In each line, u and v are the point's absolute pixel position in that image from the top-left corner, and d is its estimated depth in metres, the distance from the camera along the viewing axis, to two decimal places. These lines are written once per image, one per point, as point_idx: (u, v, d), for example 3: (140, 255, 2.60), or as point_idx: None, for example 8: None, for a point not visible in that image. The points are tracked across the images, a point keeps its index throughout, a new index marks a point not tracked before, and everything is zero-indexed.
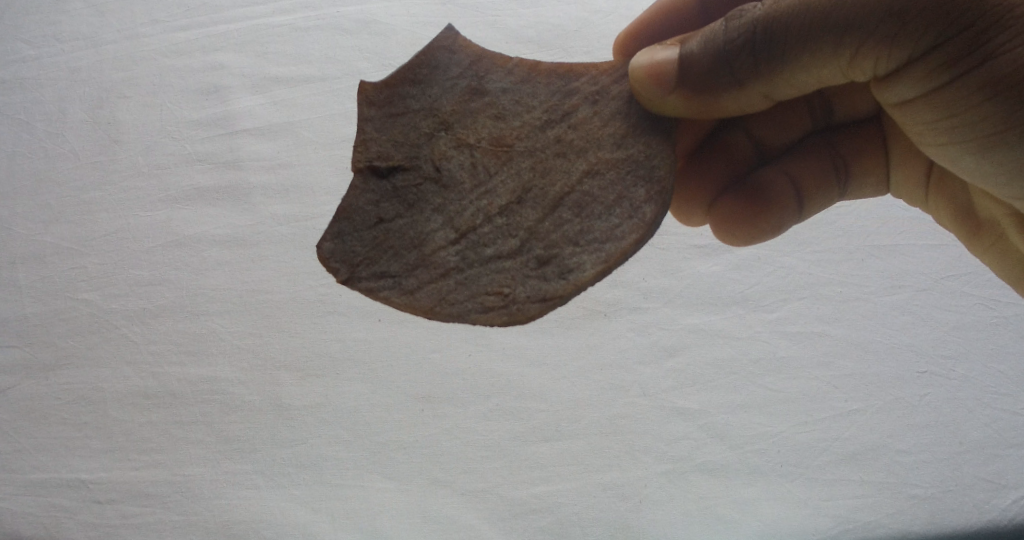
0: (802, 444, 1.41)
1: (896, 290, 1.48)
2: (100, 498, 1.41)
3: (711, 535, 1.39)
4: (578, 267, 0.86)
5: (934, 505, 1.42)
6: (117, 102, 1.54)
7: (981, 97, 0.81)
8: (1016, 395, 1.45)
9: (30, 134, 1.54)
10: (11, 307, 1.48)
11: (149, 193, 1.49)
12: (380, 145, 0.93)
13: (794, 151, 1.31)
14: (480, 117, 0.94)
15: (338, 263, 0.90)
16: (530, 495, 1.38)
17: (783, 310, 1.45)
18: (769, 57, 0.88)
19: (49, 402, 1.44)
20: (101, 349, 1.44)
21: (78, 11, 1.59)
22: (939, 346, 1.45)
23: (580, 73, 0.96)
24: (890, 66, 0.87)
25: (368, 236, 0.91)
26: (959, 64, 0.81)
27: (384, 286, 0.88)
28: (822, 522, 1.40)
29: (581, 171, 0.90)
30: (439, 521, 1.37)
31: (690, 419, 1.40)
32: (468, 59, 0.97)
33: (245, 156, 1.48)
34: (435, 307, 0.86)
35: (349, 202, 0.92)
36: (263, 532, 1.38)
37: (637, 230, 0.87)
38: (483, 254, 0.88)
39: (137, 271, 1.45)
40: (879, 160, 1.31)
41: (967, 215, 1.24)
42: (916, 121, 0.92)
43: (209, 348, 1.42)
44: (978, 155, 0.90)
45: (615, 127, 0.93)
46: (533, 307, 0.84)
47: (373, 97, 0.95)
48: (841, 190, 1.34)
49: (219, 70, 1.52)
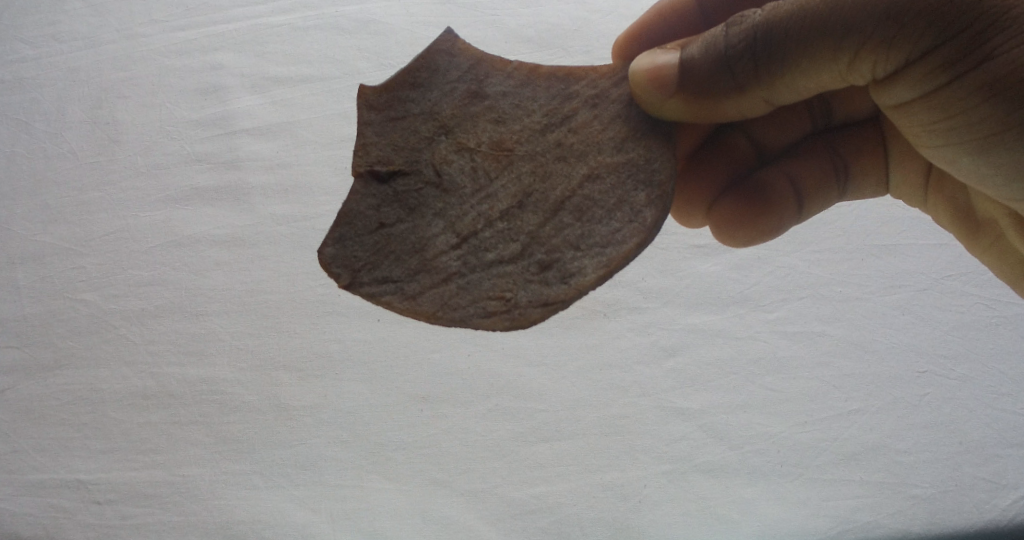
0: (802, 444, 1.40)
1: (895, 290, 1.47)
2: (99, 499, 1.41)
3: (711, 535, 1.39)
4: (580, 272, 0.86)
5: (934, 506, 1.42)
6: (116, 102, 1.53)
7: (979, 99, 0.81)
8: (1016, 395, 1.45)
9: (30, 135, 1.54)
10: (11, 307, 1.48)
11: (148, 193, 1.49)
12: (380, 150, 0.93)
13: (794, 153, 1.31)
14: (480, 121, 0.94)
15: (339, 268, 0.90)
16: (530, 495, 1.38)
17: (783, 310, 1.45)
18: (769, 61, 0.88)
19: (49, 402, 1.44)
20: (100, 349, 1.44)
21: (77, 11, 1.59)
22: (940, 346, 1.45)
23: (580, 76, 0.96)
24: (888, 68, 0.87)
25: (370, 240, 0.90)
26: (956, 66, 0.80)
27: (386, 292, 0.88)
28: (822, 522, 1.40)
29: (581, 175, 0.90)
30: (439, 521, 1.37)
31: (690, 419, 1.39)
32: (468, 62, 0.97)
33: (245, 155, 1.48)
34: (438, 312, 0.86)
35: (349, 207, 0.92)
36: (262, 532, 1.38)
37: (637, 234, 0.87)
38: (485, 259, 0.88)
39: (137, 271, 1.45)
40: (879, 161, 1.31)
41: (966, 215, 1.24)
42: (915, 122, 0.92)
43: (209, 348, 1.42)
44: (977, 156, 0.90)
45: (615, 130, 0.93)
46: (535, 312, 0.85)
47: (373, 101, 0.95)
48: (841, 192, 1.34)
49: (218, 69, 1.52)
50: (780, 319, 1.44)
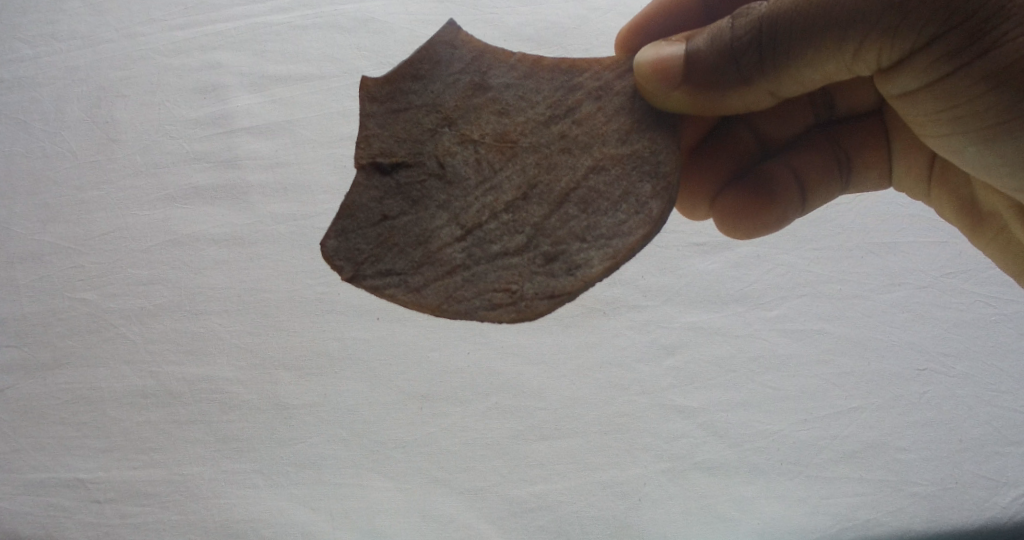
0: (802, 442, 1.40)
1: (896, 288, 1.47)
2: (100, 498, 1.41)
3: (709, 533, 1.39)
4: (587, 263, 0.86)
5: (933, 503, 1.42)
6: (115, 101, 1.53)
7: (983, 88, 0.81)
8: (1016, 393, 1.45)
9: (28, 134, 1.54)
10: (10, 307, 1.48)
11: (148, 192, 1.49)
12: (383, 141, 0.93)
13: (796, 145, 1.31)
14: (483, 113, 0.93)
15: (341, 261, 0.90)
16: (531, 493, 1.38)
17: (783, 307, 1.44)
18: (775, 53, 0.88)
19: (49, 402, 1.44)
20: (100, 348, 1.44)
21: (76, 10, 1.58)
22: (939, 344, 1.45)
23: (584, 69, 0.96)
24: (893, 59, 0.87)
25: (373, 233, 0.91)
26: (960, 54, 0.80)
27: (390, 285, 0.88)
28: (822, 520, 1.40)
29: (586, 167, 0.90)
30: (438, 520, 1.37)
31: (689, 417, 1.39)
32: (470, 54, 0.97)
33: (245, 154, 1.48)
34: (443, 305, 0.86)
35: (351, 200, 0.92)
36: (261, 532, 1.38)
37: (643, 227, 0.86)
38: (490, 251, 0.88)
39: (136, 270, 1.45)
40: (882, 154, 1.31)
41: (968, 207, 1.24)
42: (920, 112, 0.92)
43: (208, 348, 1.41)
44: (981, 146, 0.90)
45: (620, 122, 0.92)
46: (541, 304, 0.84)
47: (374, 93, 0.95)
48: (844, 185, 1.34)
49: (217, 69, 1.52)
50: (780, 318, 1.44)
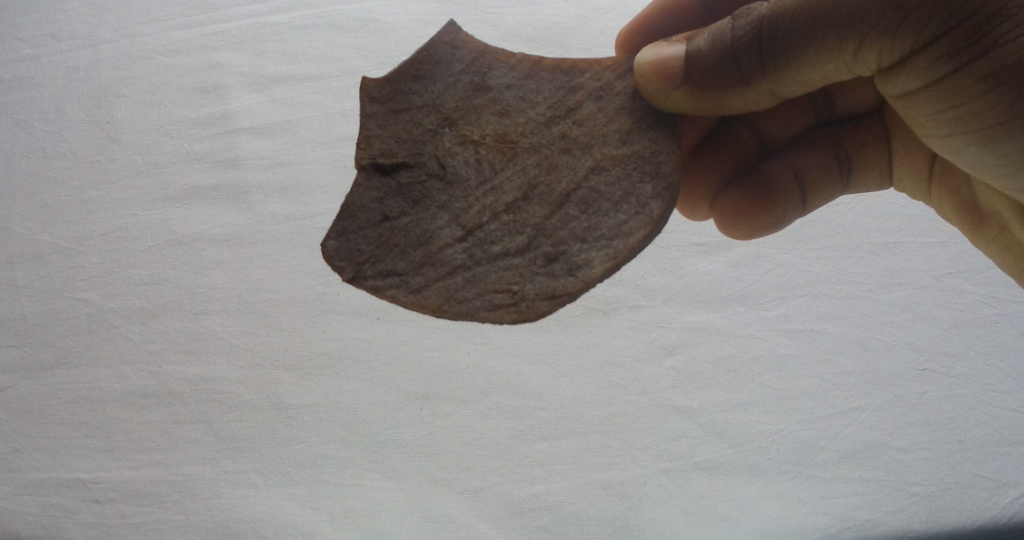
0: (802, 442, 1.40)
1: (896, 288, 1.47)
2: (100, 498, 1.41)
3: (709, 533, 1.39)
4: (588, 264, 0.86)
5: (933, 503, 1.42)
6: (115, 101, 1.53)
7: (983, 88, 0.81)
8: (1015, 393, 1.45)
9: (28, 134, 1.54)
10: (11, 307, 1.48)
11: (148, 192, 1.49)
12: (383, 141, 0.93)
13: (796, 145, 1.31)
14: (484, 113, 0.94)
15: (341, 262, 0.90)
16: (530, 493, 1.38)
17: (783, 307, 1.44)
18: (776, 53, 0.88)
19: (49, 402, 1.44)
20: (100, 348, 1.44)
21: (76, 10, 1.58)
22: (939, 344, 1.45)
23: (584, 69, 0.96)
24: (893, 59, 0.87)
25: (373, 234, 0.91)
26: (960, 55, 0.80)
27: (390, 285, 0.88)
28: (822, 520, 1.40)
29: (587, 167, 0.90)
30: (438, 519, 1.37)
31: (689, 417, 1.39)
32: (470, 54, 0.97)
33: (245, 154, 1.48)
34: (443, 306, 0.86)
35: (352, 200, 0.92)
36: (261, 532, 1.38)
37: (644, 227, 0.86)
38: (490, 252, 0.88)
39: (136, 270, 1.45)
40: (882, 154, 1.31)
41: (968, 207, 1.24)
42: (920, 113, 0.93)
43: (208, 348, 1.41)
44: (982, 146, 0.90)
45: (620, 122, 0.92)
46: (542, 304, 0.84)
47: (374, 93, 0.95)
48: (844, 185, 1.34)
49: (217, 69, 1.52)
50: (780, 318, 1.44)
